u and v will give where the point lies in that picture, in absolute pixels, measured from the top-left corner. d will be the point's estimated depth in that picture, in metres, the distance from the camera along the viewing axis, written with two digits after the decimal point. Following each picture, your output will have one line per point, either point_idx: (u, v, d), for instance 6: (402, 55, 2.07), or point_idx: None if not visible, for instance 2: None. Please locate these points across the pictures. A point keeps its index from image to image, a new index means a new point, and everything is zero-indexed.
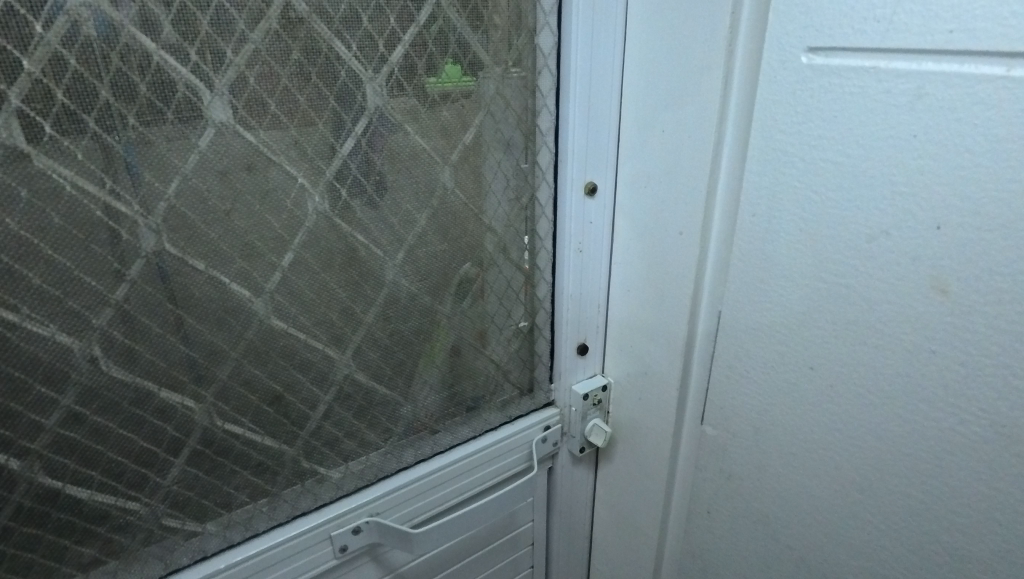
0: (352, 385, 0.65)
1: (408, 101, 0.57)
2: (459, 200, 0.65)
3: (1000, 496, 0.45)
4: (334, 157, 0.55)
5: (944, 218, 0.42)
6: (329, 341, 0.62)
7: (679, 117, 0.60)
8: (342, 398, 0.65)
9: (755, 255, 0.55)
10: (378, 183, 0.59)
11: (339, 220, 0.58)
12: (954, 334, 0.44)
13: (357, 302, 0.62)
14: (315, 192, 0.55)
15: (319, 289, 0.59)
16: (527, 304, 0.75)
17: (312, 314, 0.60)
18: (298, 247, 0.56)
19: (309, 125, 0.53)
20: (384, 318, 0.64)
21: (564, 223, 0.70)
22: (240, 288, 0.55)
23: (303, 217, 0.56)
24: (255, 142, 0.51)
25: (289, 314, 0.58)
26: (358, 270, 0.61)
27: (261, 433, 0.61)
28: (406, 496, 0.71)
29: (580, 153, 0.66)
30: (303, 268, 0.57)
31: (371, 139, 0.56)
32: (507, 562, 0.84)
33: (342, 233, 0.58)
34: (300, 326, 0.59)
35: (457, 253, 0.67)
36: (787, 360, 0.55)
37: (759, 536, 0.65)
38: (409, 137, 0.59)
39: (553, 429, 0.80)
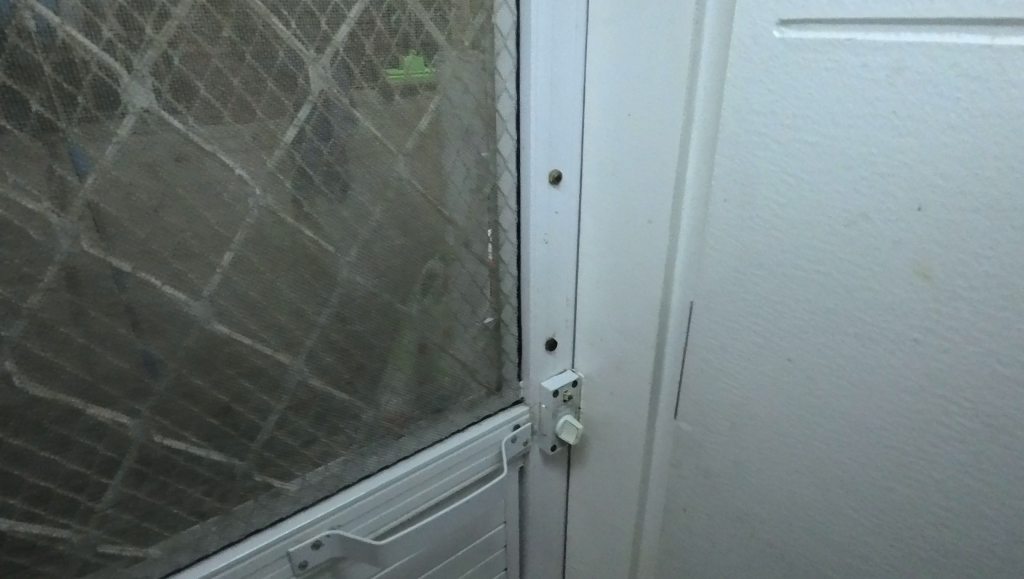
0: (307, 394, 0.61)
1: (356, 85, 0.53)
2: (416, 191, 0.61)
3: (986, 490, 0.43)
4: (277, 146, 0.51)
5: (925, 199, 0.40)
6: (279, 345, 0.57)
7: (646, 100, 0.57)
8: (297, 406, 0.60)
9: (729, 243, 0.53)
10: (327, 173, 0.54)
11: (285, 214, 0.53)
12: (938, 321, 0.42)
13: (310, 299, 0.57)
14: (257, 185, 0.51)
15: (265, 289, 0.54)
16: (493, 299, 0.71)
17: (258, 317, 0.55)
18: (240, 245, 0.52)
19: (247, 112, 0.49)
20: (340, 319, 0.60)
21: (529, 215, 0.66)
22: (175, 291, 0.50)
23: (245, 213, 0.51)
24: (184, 131, 0.46)
25: (233, 318, 0.54)
26: (308, 267, 0.56)
27: (207, 447, 0.57)
28: (372, 505, 0.68)
29: (543, 140, 0.63)
30: (246, 266, 0.53)
31: (315, 126, 0.52)
32: (479, 567, 0.81)
33: (289, 228, 0.54)
34: (246, 331, 0.55)
35: (417, 246, 0.63)
36: (765, 352, 0.53)
37: (737, 535, 0.63)
38: (359, 124, 0.54)
39: (524, 428, 0.77)
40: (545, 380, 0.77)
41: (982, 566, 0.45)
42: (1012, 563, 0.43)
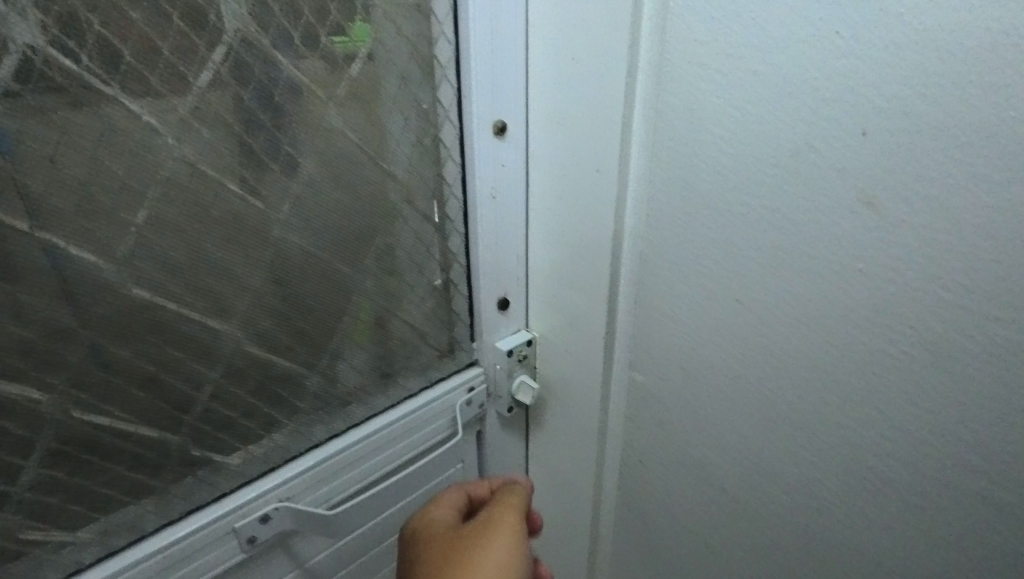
0: (244, 361, 0.57)
1: (275, 23, 0.49)
2: (350, 142, 0.57)
3: (932, 420, 0.43)
4: (189, 91, 0.47)
5: (867, 123, 0.39)
6: (209, 310, 0.53)
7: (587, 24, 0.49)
8: (233, 374, 0.57)
9: (677, 185, 0.51)
10: (251, 122, 0.50)
11: (205, 166, 0.49)
12: (883, 250, 0.41)
13: (239, 259, 0.53)
14: (169, 134, 0.47)
15: (189, 249, 0.50)
16: (441, 258, 0.69)
17: (183, 280, 0.51)
18: (155, 200, 0.48)
19: (152, 54, 0.44)
20: (275, 281, 0.56)
21: (474, 168, 0.63)
22: (85, 252, 0.46)
23: (158, 165, 0.47)
24: (79, 71, 0.42)
25: (154, 281, 0.50)
26: (235, 225, 0.52)
27: (136, 422, 0.53)
28: (322, 475, 0.65)
29: (486, 88, 0.60)
30: (163, 224, 0.49)
31: (234, 69, 0.48)
32: None
33: (211, 183, 0.50)
34: (170, 295, 0.51)
35: (356, 202, 0.59)
36: (712, 296, 0.52)
37: (692, 482, 0.63)
38: (283, 68, 0.50)
39: (479, 391, 0.75)
40: (498, 341, 0.75)
41: (924, 495, 0.46)
42: (952, 485, 0.44)
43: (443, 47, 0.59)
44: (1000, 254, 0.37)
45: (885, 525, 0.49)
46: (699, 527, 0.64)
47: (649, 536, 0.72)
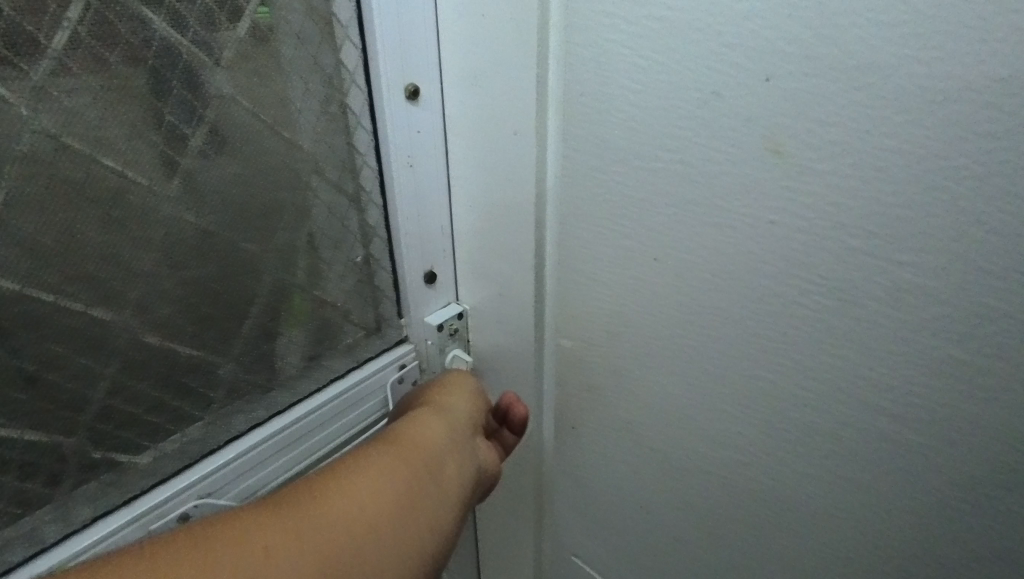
0: (143, 353, 0.53)
1: None
2: (243, 108, 0.52)
3: (845, 379, 0.41)
4: (42, 54, 0.41)
5: (772, 69, 0.36)
6: (94, 299, 0.48)
7: None
8: (131, 366, 0.52)
9: (591, 142, 0.48)
10: (122, 88, 0.45)
11: (73, 140, 0.44)
12: (791, 200, 0.38)
13: (124, 242, 0.48)
14: (21, 104, 0.41)
15: (62, 233, 0.45)
16: (360, 233, 0.65)
17: (61, 268, 0.46)
18: (14, 180, 0.42)
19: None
20: (169, 263, 0.51)
21: (386, 135, 0.60)
22: None
23: (12, 139, 0.42)
24: None
25: (22, 270, 0.44)
26: (117, 204, 0.47)
27: (22, 427, 0.48)
28: (244, 468, 0.61)
29: (393, 48, 0.56)
30: (28, 206, 0.43)
31: (93, 28, 0.42)
32: None
33: (81, 158, 0.45)
34: (44, 285, 0.46)
35: (259, 174, 0.55)
36: (629, 255, 0.50)
37: (625, 444, 0.61)
38: (154, 27, 0.45)
39: (411, 367, 0.73)
40: (428, 315, 0.73)
41: (840, 455, 0.44)
42: (868, 447, 0.42)
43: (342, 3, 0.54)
44: (901, 195, 0.34)
45: (809, 491, 0.48)
46: (633, 493, 0.63)
47: (588, 508, 0.71)
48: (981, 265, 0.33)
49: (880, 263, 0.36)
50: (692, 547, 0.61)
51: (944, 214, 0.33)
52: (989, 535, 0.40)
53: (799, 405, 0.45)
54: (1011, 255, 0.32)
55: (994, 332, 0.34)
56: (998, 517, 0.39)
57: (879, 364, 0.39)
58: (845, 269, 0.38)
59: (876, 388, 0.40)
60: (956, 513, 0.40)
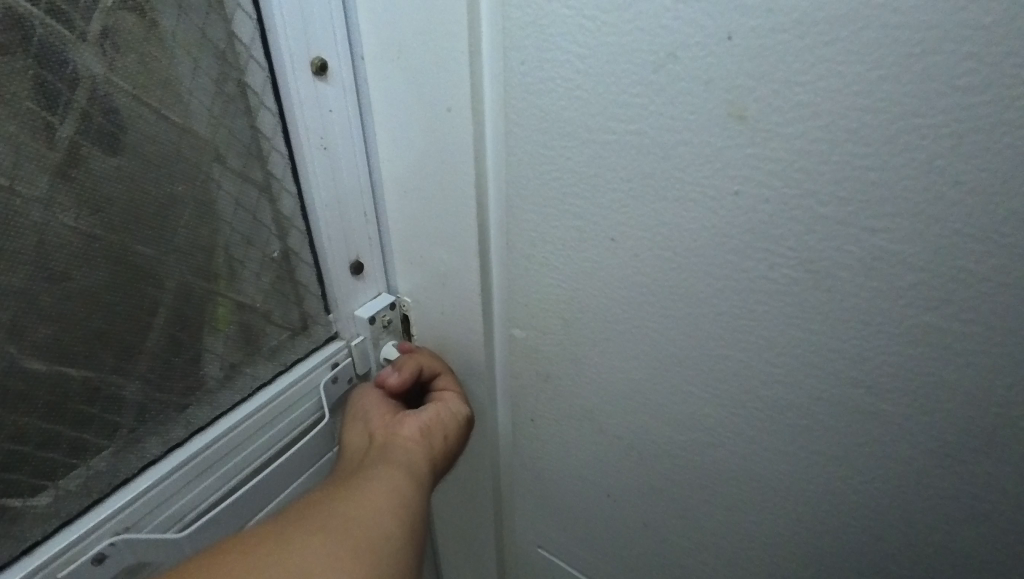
0: (26, 383, 0.44)
1: None
2: (123, 90, 0.44)
3: (819, 354, 0.40)
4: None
5: (733, 25, 0.32)
6: None
7: None
8: (14, 402, 0.44)
9: (532, 115, 0.43)
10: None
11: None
12: (756, 168, 0.36)
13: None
14: None
15: None
16: (274, 225, 0.57)
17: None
18: None
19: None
20: (47, 276, 0.43)
21: (293, 115, 0.52)
22: None
23: None
24: None
25: None
26: None
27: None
28: (162, 496, 0.54)
29: (291, 15, 0.48)
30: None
31: None
32: None
33: None
34: None
35: (147, 164, 0.47)
36: (584, 233, 0.46)
37: (589, 432, 0.58)
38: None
39: (345, 367, 0.66)
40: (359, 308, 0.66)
41: (811, 429, 0.44)
42: (838, 419, 0.42)
43: None
44: (884, 160, 0.32)
45: (776, 464, 0.47)
46: (600, 480, 0.61)
47: (551, 500, 0.68)
48: (959, 227, 0.32)
49: (851, 231, 0.35)
50: (661, 530, 0.60)
51: (918, 177, 0.32)
52: (963, 495, 0.40)
53: (768, 382, 0.43)
54: (989, 218, 0.31)
55: (968, 296, 0.34)
56: (970, 476, 0.39)
57: (851, 335, 0.38)
58: (816, 239, 0.36)
59: (849, 360, 0.39)
60: (929, 476, 0.41)
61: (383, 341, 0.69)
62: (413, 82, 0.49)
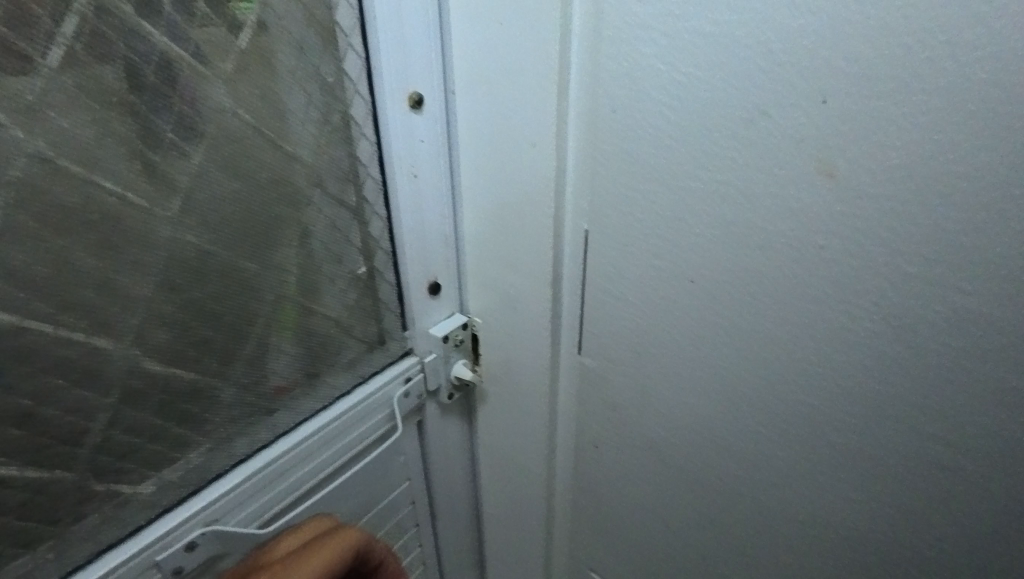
0: (144, 381, 0.49)
1: None
2: (245, 123, 0.48)
3: (899, 406, 0.40)
4: (36, 73, 0.38)
5: (828, 89, 0.34)
6: (92, 328, 0.45)
7: None
8: (131, 397, 0.49)
9: (619, 158, 0.46)
10: (119, 106, 0.41)
11: (66, 162, 0.40)
12: (844, 223, 0.37)
13: (120, 266, 0.45)
14: (15, 129, 0.38)
15: (54, 260, 0.41)
16: (363, 246, 0.60)
17: (53, 296, 0.42)
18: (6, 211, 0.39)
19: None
20: (169, 287, 0.48)
21: (387, 144, 0.54)
22: None
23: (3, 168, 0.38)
24: None
25: (16, 303, 0.41)
26: (116, 228, 0.44)
27: (17, 464, 0.44)
28: (247, 494, 0.57)
29: (395, 55, 0.50)
30: (24, 235, 0.40)
31: (87, 41, 0.39)
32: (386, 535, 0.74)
33: (74, 181, 0.41)
34: (38, 315, 0.42)
35: (259, 189, 0.50)
36: (664, 272, 0.47)
37: (651, 461, 0.59)
38: (153, 41, 0.41)
39: (416, 382, 0.67)
40: (432, 325, 0.67)
41: (884, 479, 0.44)
42: (914, 470, 0.42)
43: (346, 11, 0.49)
44: (972, 225, 0.33)
45: (844, 510, 0.47)
46: (659, 509, 0.61)
47: (607, 524, 0.69)
48: None
49: (938, 291, 0.35)
50: (718, 565, 0.60)
51: (1011, 244, 0.32)
52: None
53: (842, 429, 0.44)
54: None
55: None
56: None
57: (930, 390, 0.39)
58: (901, 296, 0.37)
59: (929, 415, 0.39)
60: (1007, 537, 0.40)
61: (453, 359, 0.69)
62: (500, 122, 0.51)
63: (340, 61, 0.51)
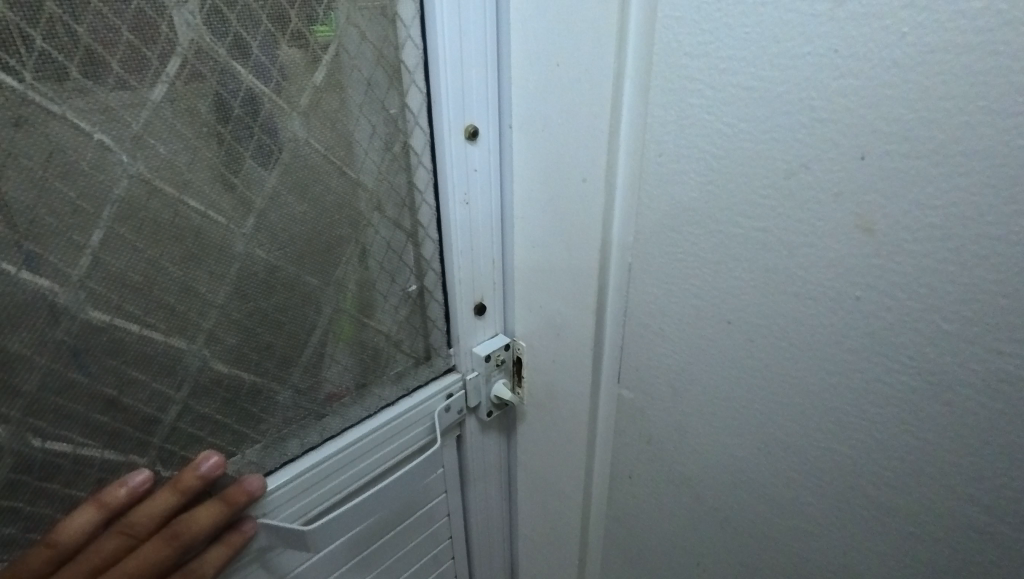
0: (212, 380, 0.53)
1: (232, 32, 0.44)
2: (316, 151, 0.52)
3: (938, 462, 0.40)
4: (142, 105, 0.42)
5: (867, 147, 0.35)
6: (171, 329, 0.49)
7: (568, 32, 0.47)
8: (200, 393, 0.53)
9: (664, 200, 0.47)
10: (209, 135, 0.46)
11: (161, 182, 0.45)
12: (880, 277, 0.37)
13: (200, 275, 0.49)
14: (122, 152, 0.43)
15: (145, 267, 0.46)
16: (414, 266, 0.64)
17: (143, 297, 0.47)
18: (109, 221, 0.44)
19: (101, 67, 0.40)
20: (240, 295, 0.52)
21: (444, 173, 0.58)
22: (36, 277, 0.42)
23: (109, 183, 0.43)
24: (20, 87, 0.38)
25: (110, 303, 0.46)
26: (198, 240, 0.48)
27: (98, 446, 0.49)
28: (295, 491, 0.61)
29: (455, 91, 0.54)
30: (120, 245, 0.45)
31: (189, 80, 0.43)
32: (419, 543, 0.77)
33: (168, 199, 0.46)
34: (129, 315, 0.47)
35: (323, 212, 0.55)
36: (704, 312, 0.48)
37: (684, 497, 0.59)
38: (243, 80, 0.46)
39: (458, 398, 0.71)
40: (477, 345, 0.70)
41: (918, 536, 0.43)
42: (951, 528, 0.42)
43: (410, 52, 0.53)
44: (1012, 288, 0.33)
45: (876, 564, 0.47)
46: (690, 546, 0.62)
47: (638, 556, 0.69)
48: None
49: (978, 351, 0.35)
50: None
51: None
52: None
53: (877, 482, 0.43)
54: None
55: None
56: None
57: (969, 451, 0.38)
58: (939, 353, 0.37)
59: (964, 474, 0.39)
60: None
61: (493, 378, 0.72)
62: (552, 159, 0.54)
63: (403, 96, 0.55)
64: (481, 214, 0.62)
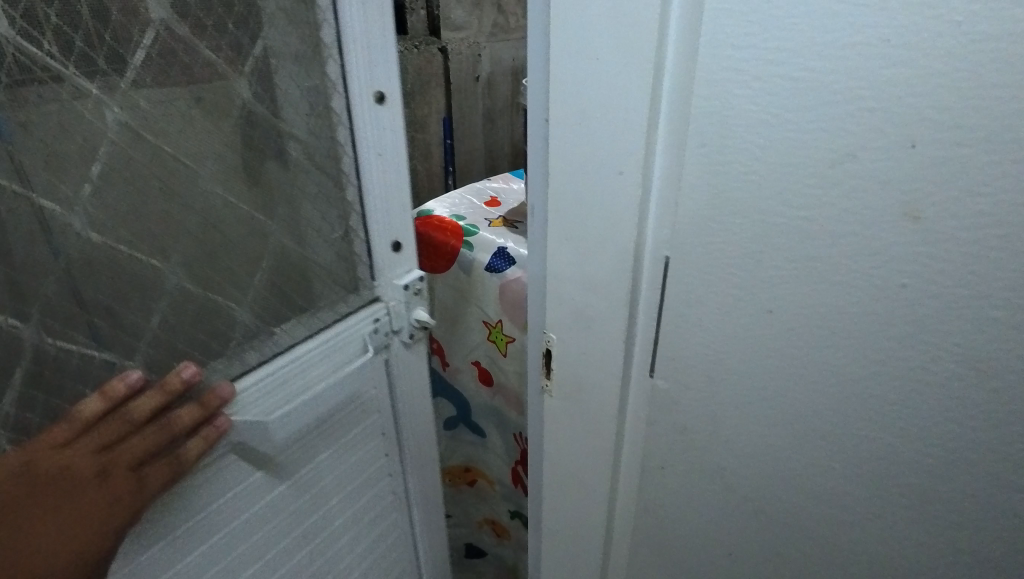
0: (182, 297, 0.63)
1: (193, 14, 0.55)
2: (257, 110, 0.63)
3: (980, 449, 0.41)
4: (128, 67, 0.53)
5: (917, 134, 0.36)
6: (152, 253, 0.59)
7: (609, 28, 0.48)
8: (176, 304, 0.62)
9: (705, 193, 0.47)
10: (178, 94, 0.57)
11: (143, 128, 0.55)
12: (926, 265, 0.38)
13: (173, 203, 0.59)
14: (112, 103, 0.53)
15: (130, 197, 0.56)
16: (342, 208, 0.75)
17: (130, 226, 0.57)
18: (105, 159, 0.54)
19: (99, 35, 0.50)
20: (207, 225, 0.63)
21: (361, 133, 0.69)
22: (50, 202, 0.52)
23: (105, 129, 0.53)
24: (42, 54, 0.48)
25: (108, 228, 0.56)
26: (171, 177, 0.59)
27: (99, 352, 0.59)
28: (257, 394, 0.69)
29: (362, 65, 0.67)
30: (113, 177, 0.55)
31: (168, 46, 0.54)
32: (364, 452, 0.91)
33: (149, 141, 0.56)
34: (120, 239, 0.57)
35: (263, 158, 0.66)
36: (743, 301, 0.49)
37: (716, 486, 0.59)
38: (197, 49, 0.57)
39: (383, 323, 0.82)
40: (393, 278, 0.82)
41: (958, 525, 0.44)
42: (991, 514, 0.42)
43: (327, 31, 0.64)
44: None
45: (912, 550, 0.47)
46: (716, 534, 0.62)
47: (666, 547, 0.70)
48: None
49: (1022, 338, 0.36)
50: None
51: None
52: None
53: (918, 469, 0.44)
54: None
55: None
56: None
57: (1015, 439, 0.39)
58: (985, 338, 0.38)
59: (1012, 464, 0.40)
60: None
61: (410, 306, 0.85)
62: (590, 155, 0.53)
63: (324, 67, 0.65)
64: (392, 168, 0.74)
